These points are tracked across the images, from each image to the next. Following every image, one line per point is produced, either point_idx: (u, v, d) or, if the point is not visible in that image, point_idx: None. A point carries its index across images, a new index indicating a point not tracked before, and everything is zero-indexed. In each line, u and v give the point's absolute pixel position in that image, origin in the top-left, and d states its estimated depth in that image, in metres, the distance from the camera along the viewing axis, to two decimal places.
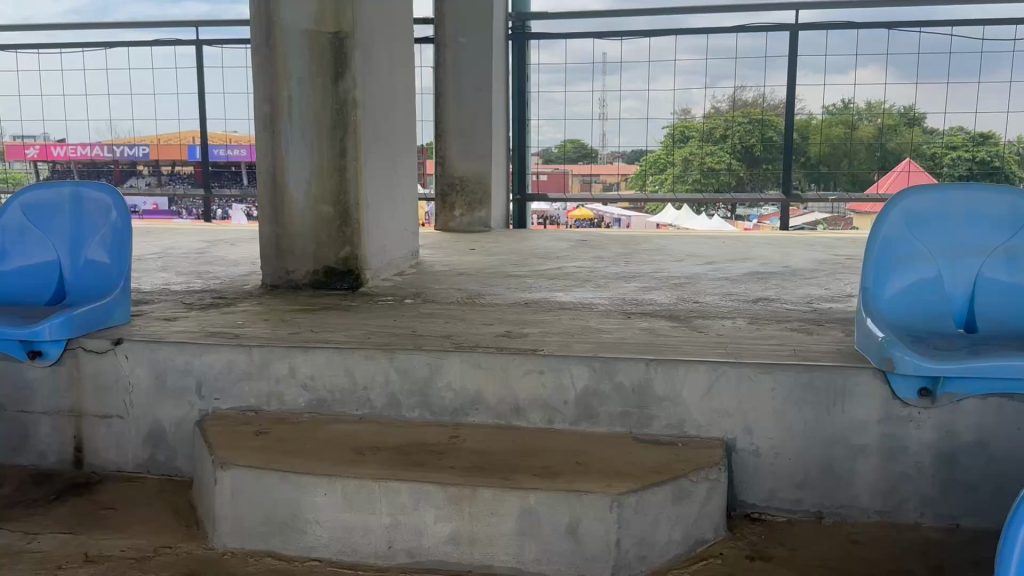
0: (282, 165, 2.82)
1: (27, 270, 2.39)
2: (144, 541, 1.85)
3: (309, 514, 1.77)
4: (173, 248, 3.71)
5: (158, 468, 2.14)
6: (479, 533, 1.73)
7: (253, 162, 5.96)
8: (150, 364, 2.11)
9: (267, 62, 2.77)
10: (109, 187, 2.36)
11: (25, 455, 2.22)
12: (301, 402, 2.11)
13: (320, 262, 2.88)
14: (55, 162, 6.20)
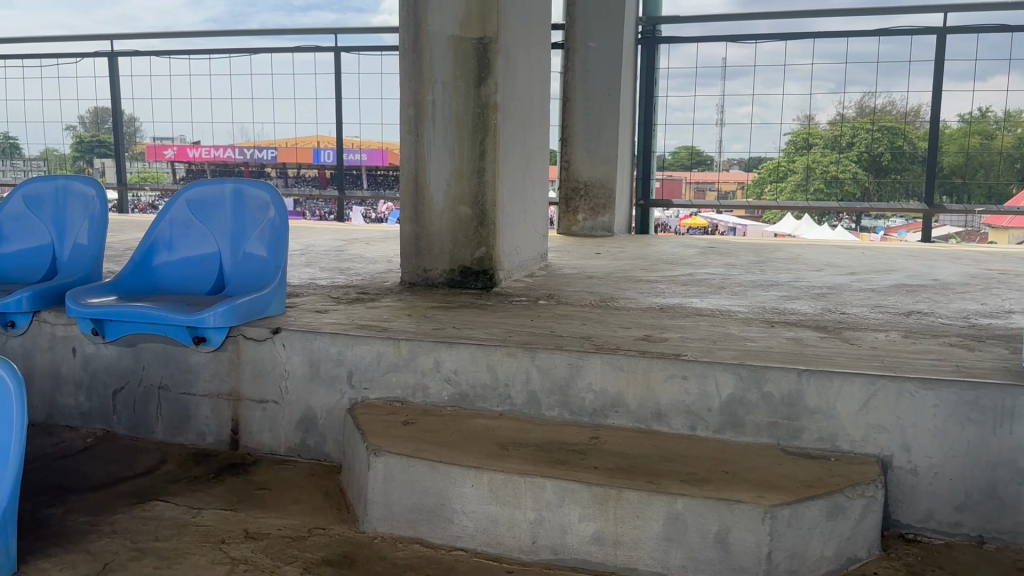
0: (424, 167, 2.90)
1: (189, 261, 2.53)
2: (299, 521, 1.88)
3: (456, 504, 1.77)
4: (314, 246, 3.88)
5: (307, 453, 2.24)
6: (625, 535, 1.68)
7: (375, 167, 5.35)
8: (305, 353, 2.20)
9: (414, 67, 2.86)
10: (268, 185, 2.48)
11: (185, 434, 2.35)
12: (444, 396, 2.13)
13: (456, 262, 2.93)
14: (190, 165, 5.60)
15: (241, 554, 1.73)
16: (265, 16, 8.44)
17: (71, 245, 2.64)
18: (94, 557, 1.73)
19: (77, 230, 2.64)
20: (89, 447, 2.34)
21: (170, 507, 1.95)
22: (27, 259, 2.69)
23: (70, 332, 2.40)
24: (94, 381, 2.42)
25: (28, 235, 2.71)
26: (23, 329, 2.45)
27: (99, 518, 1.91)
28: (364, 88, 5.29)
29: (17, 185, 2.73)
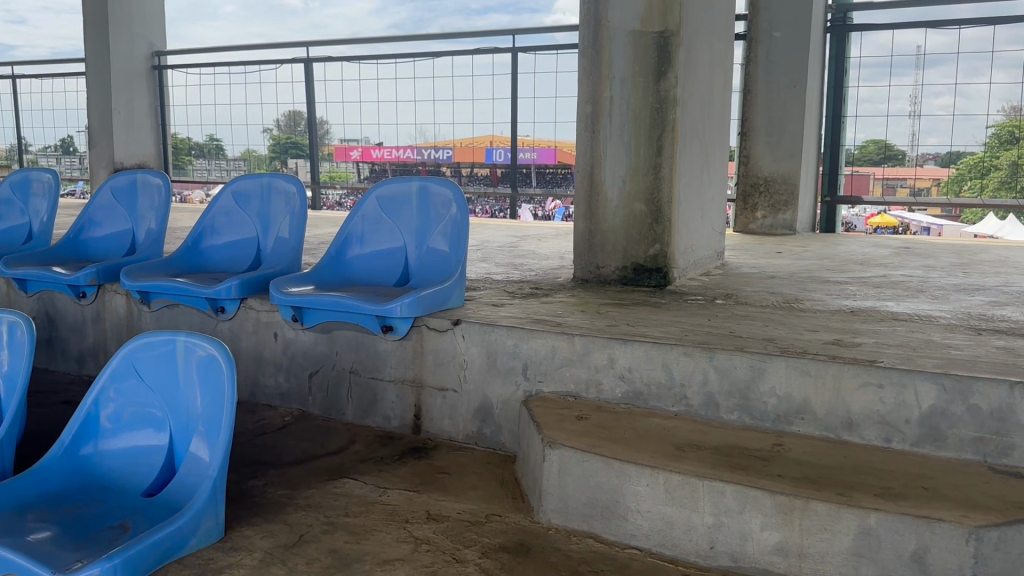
0: (599, 164, 2.89)
1: (377, 255, 2.67)
2: (476, 508, 1.94)
3: (632, 503, 1.76)
4: (489, 242, 3.97)
5: (484, 442, 2.30)
6: (810, 547, 1.60)
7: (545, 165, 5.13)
8: (483, 345, 2.25)
9: (593, 63, 2.85)
10: (451, 183, 2.57)
11: (372, 417, 2.48)
12: (618, 393, 2.11)
13: (629, 258, 2.90)
14: (373, 166, 5.58)
15: (423, 535, 1.81)
16: (444, 21, 8.72)
17: (273, 238, 2.85)
18: (292, 528, 1.86)
19: (279, 224, 2.84)
20: (287, 424, 2.52)
21: (358, 486, 2.07)
22: (234, 250, 2.93)
23: (272, 318, 2.60)
24: (292, 364, 2.60)
25: (235, 227, 2.93)
26: (232, 313, 2.66)
27: (296, 492, 2.05)
28: (545, 87, 5.06)
29: (226, 181, 2.95)
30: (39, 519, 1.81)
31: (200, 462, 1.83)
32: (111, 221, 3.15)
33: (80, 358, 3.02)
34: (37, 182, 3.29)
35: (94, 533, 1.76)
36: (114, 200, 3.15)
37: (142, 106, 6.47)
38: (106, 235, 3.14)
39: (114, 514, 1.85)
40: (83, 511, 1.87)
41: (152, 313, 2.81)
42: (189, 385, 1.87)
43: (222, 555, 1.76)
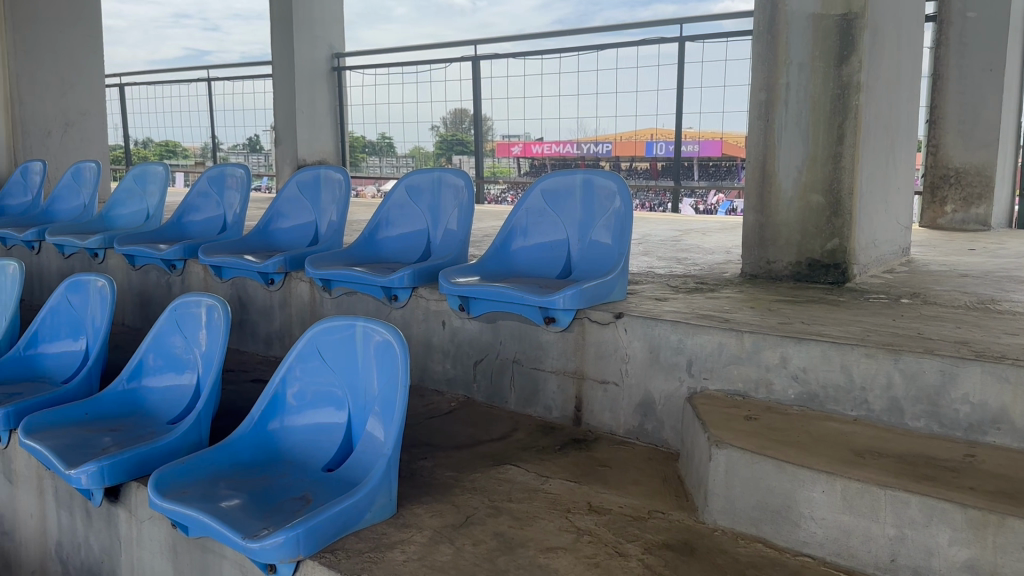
0: (773, 154, 2.78)
1: (542, 247, 2.70)
2: (639, 503, 1.92)
3: (804, 508, 1.69)
4: (652, 235, 3.93)
5: (646, 437, 2.27)
6: (1006, 567, 1.47)
7: (708, 158, 4.98)
8: (646, 339, 2.23)
9: (768, 49, 2.76)
10: (616, 176, 2.57)
11: (534, 407, 2.52)
12: (791, 394, 2.03)
13: (803, 253, 2.77)
14: (533, 161, 5.62)
15: (585, 525, 1.81)
16: (608, 15, 8.68)
17: (443, 230, 2.96)
18: (459, 509, 1.93)
19: (449, 216, 2.94)
20: (453, 409, 2.60)
21: (522, 473, 2.10)
22: (406, 241, 3.06)
23: (442, 307, 2.70)
24: (459, 351, 2.68)
25: (408, 220, 3.06)
26: (404, 301, 2.79)
27: (462, 475, 2.12)
28: (713, 77, 4.88)
29: (400, 176, 3.08)
30: (232, 486, 1.98)
31: (376, 441, 1.95)
32: (296, 213, 3.37)
33: (267, 340, 3.24)
34: (232, 177, 3.56)
35: (280, 502, 1.90)
36: (299, 194, 3.37)
37: (323, 106, 6.87)
38: (292, 226, 3.37)
39: (297, 485, 1.99)
40: (270, 480, 2.02)
41: (333, 300, 2.98)
42: (367, 368, 2.00)
43: (394, 531, 1.84)
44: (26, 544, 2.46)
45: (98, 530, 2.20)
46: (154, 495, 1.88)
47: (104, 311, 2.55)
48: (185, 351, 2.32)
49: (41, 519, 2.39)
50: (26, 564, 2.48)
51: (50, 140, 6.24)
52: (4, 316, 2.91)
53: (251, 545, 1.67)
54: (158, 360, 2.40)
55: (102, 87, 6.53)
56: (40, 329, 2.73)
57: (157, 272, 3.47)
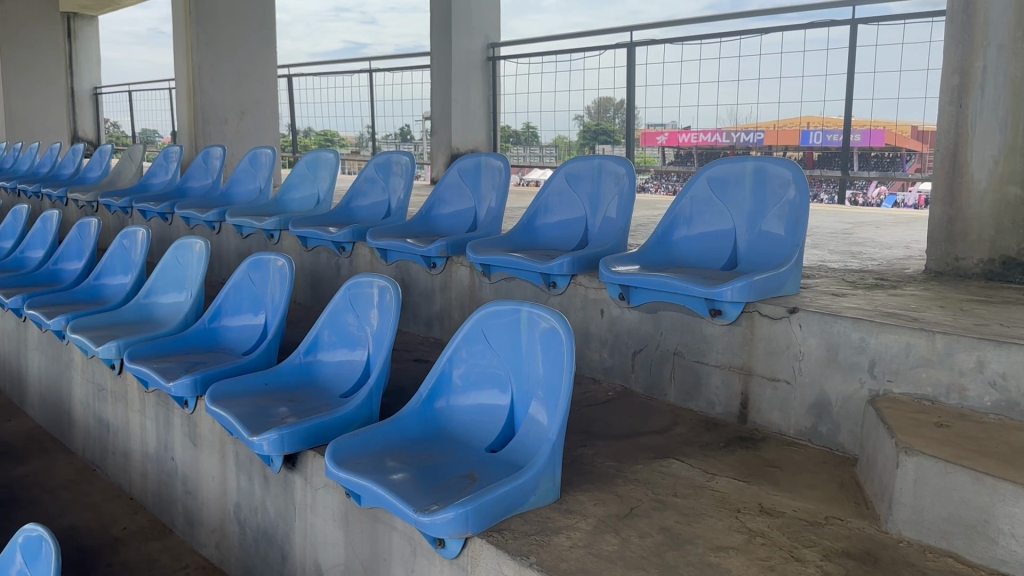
0: (966, 141, 2.59)
1: (706, 236, 2.63)
2: (815, 508, 1.83)
3: (1004, 525, 1.55)
4: (819, 228, 3.75)
5: (819, 439, 2.16)
6: None
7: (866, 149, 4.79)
8: (822, 336, 2.13)
9: (963, 30, 2.57)
10: (790, 163, 2.46)
11: (695, 401, 2.45)
12: (987, 402, 1.87)
13: (997, 251, 2.55)
14: (680, 150, 5.48)
15: (757, 527, 1.75)
16: None
17: (602, 218, 2.94)
18: (623, 500, 1.91)
19: (608, 204, 2.92)
20: (611, 399, 2.57)
21: (686, 468, 2.06)
22: (565, 228, 3.06)
23: (601, 295, 2.68)
24: (617, 341, 2.65)
25: (567, 207, 3.06)
26: (563, 288, 2.79)
27: (624, 465, 2.09)
28: (888, 62, 4.59)
29: (560, 164, 3.09)
30: (402, 460, 2.07)
31: (540, 426, 1.98)
32: (456, 199, 3.44)
33: (428, 322, 3.31)
34: (397, 164, 3.69)
35: (448, 479, 1.96)
36: (460, 180, 3.45)
37: (477, 95, 6.99)
38: (452, 212, 3.44)
39: (463, 464, 2.05)
40: (438, 457, 2.09)
41: (491, 285, 3.02)
42: (532, 353, 2.03)
43: (559, 516, 1.84)
44: (207, 504, 2.65)
45: (276, 494, 2.34)
46: (331, 464, 2.00)
47: (283, 288, 2.72)
48: (359, 329, 2.47)
49: (222, 482, 2.56)
50: (206, 523, 2.67)
51: (227, 128, 6.68)
52: (191, 291, 3.17)
53: (423, 519, 1.73)
54: (332, 336, 2.56)
55: (274, 78, 6.90)
56: (223, 303, 2.94)
57: (327, 254, 3.63)
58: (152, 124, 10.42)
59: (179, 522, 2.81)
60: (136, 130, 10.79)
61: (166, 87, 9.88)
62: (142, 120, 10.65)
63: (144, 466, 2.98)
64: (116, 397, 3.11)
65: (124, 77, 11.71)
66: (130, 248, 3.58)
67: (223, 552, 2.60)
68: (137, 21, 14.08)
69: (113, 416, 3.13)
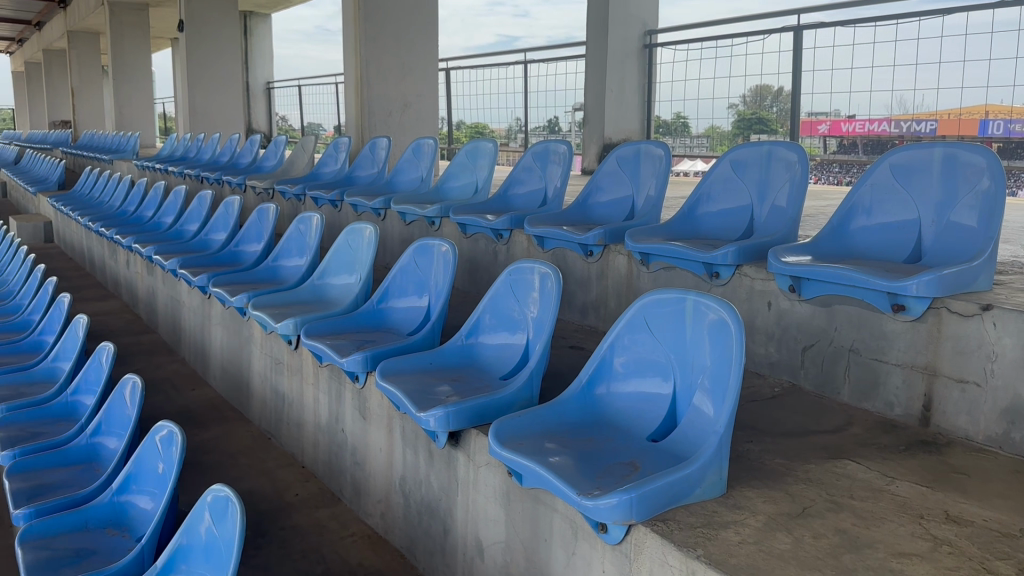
0: None
1: (886, 228, 2.53)
2: (1009, 519, 1.69)
3: None
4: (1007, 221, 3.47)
5: (1011, 447, 2.00)
6: None
7: None
8: (1020, 336, 1.97)
9: None
10: (985, 150, 2.30)
11: (872, 401, 2.32)
12: None
13: None
14: (842, 140, 5.24)
15: (943, 535, 1.64)
16: None
17: (769, 207, 2.87)
18: (794, 499, 1.84)
19: (776, 192, 2.85)
20: (778, 395, 2.48)
21: (862, 470, 1.96)
22: (728, 217, 3.01)
23: (768, 287, 2.59)
24: (786, 335, 2.56)
25: (731, 195, 3.02)
26: (727, 279, 2.72)
27: (794, 464, 2.02)
28: None
29: (725, 150, 3.05)
30: (563, 443, 2.09)
31: (704, 416, 1.95)
32: (613, 187, 3.44)
33: (583, 310, 3.30)
34: (555, 153, 3.71)
35: (610, 465, 1.96)
36: (618, 168, 3.44)
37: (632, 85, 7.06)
38: (610, 200, 3.44)
39: (625, 452, 2.04)
40: (598, 443, 2.09)
41: (650, 274, 2.98)
42: (699, 344, 2.00)
43: (726, 510, 1.80)
44: (374, 475, 2.80)
45: (439, 470, 2.47)
46: (494, 443, 2.05)
47: (446, 273, 2.88)
48: (518, 313, 2.57)
49: (389, 455, 2.72)
50: (372, 493, 2.82)
51: (391, 120, 6.96)
52: (361, 273, 3.35)
53: (587, 503, 1.74)
54: (492, 320, 2.67)
55: (434, 71, 7.07)
56: (390, 286, 3.13)
57: (485, 241, 3.70)
58: (317, 118, 11.01)
59: (347, 490, 2.98)
60: (302, 123, 11.43)
61: (331, 83, 10.41)
62: (309, 114, 11.26)
63: (315, 436, 3.18)
64: (290, 369, 3.32)
65: (293, 73, 12.44)
66: (305, 232, 3.81)
67: (388, 522, 2.74)
68: (303, 20, 14.95)
69: (287, 388, 3.35)
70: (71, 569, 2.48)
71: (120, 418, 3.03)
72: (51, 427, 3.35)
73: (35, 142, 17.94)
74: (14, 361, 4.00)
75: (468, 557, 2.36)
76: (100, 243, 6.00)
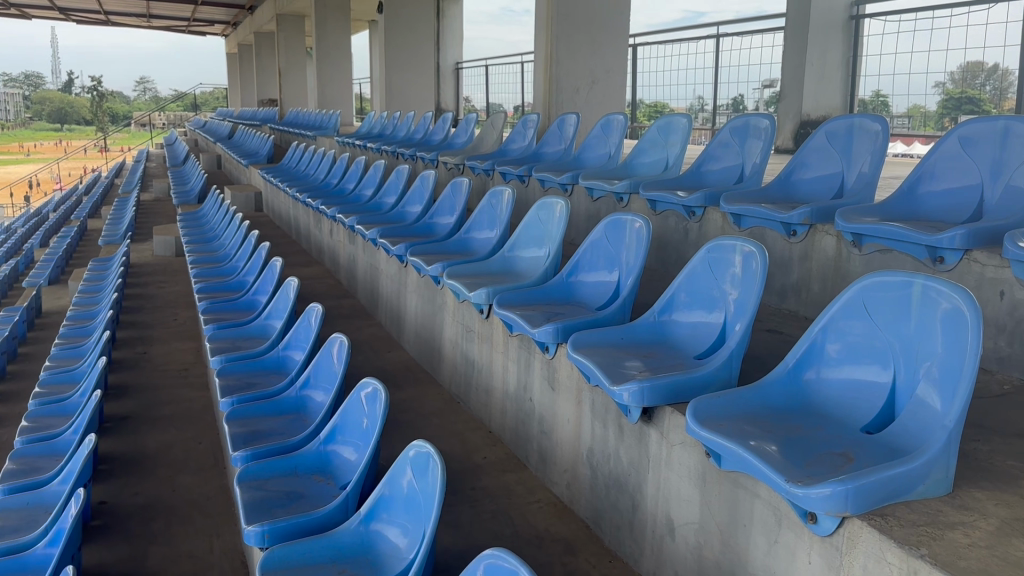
0: None
1: None
2: None
3: None
4: None
5: None
6: None
7: None
8: None
9: None
10: None
11: None
12: None
13: None
14: None
15: None
16: None
17: (1003, 186, 2.65)
18: None
19: (1012, 169, 2.62)
20: (1008, 393, 2.26)
21: None
22: (954, 198, 2.79)
23: (1002, 275, 2.38)
24: (1019, 329, 2.33)
25: (958, 173, 2.78)
26: (953, 265, 2.50)
27: None
28: None
29: (956, 124, 2.80)
30: (766, 427, 2.00)
31: (929, 409, 1.81)
32: (820, 163, 3.27)
33: (782, 292, 3.16)
34: (757, 128, 3.56)
35: (820, 454, 1.86)
36: (826, 143, 3.26)
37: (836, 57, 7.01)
38: (817, 176, 3.27)
39: (836, 441, 1.93)
40: (806, 430, 1.99)
41: (861, 256, 2.79)
42: (928, 333, 1.85)
43: (953, 510, 1.66)
44: (561, 445, 2.84)
45: (630, 445, 2.45)
46: (692, 422, 2.00)
47: (639, 250, 2.84)
48: (717, 291, 2.50)
49: (577, 426, 2.75)
50: (559, 463, 2.87)
51: (578, 96, 6.96)
52: (550, 248, 3.38)
53: (797, 491, 1.67)
54: (688, 297, 2.61)
55: (624, 43, 6.98)
56: (580, 260, 3.13)
57: (676, 218, 3.62)
58: (501, 97, 11.22)
59: (534, 458, 3.05)
60: (486, 103, 11.67)
61: (516, 62, 10.56)
62: (494, 94, 11.47)
63: (503, 404, 3.28)
64: (481, 338, 3.44)
65: (479, 53, 12.73)
66: (496, 205, 3.90)
67: (574, 492, 2.78)
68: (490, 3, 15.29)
69: (478, 355, 3.47)
70: (282, 509, 2.68)
71: (327, 374, 3.24)
72: (264, 379, 3.64)
73: (245, 120, 19.54)
74: (231, 317, 4.37)
75: (658, 535, 2.33)
76: (305, 213, 6.44)
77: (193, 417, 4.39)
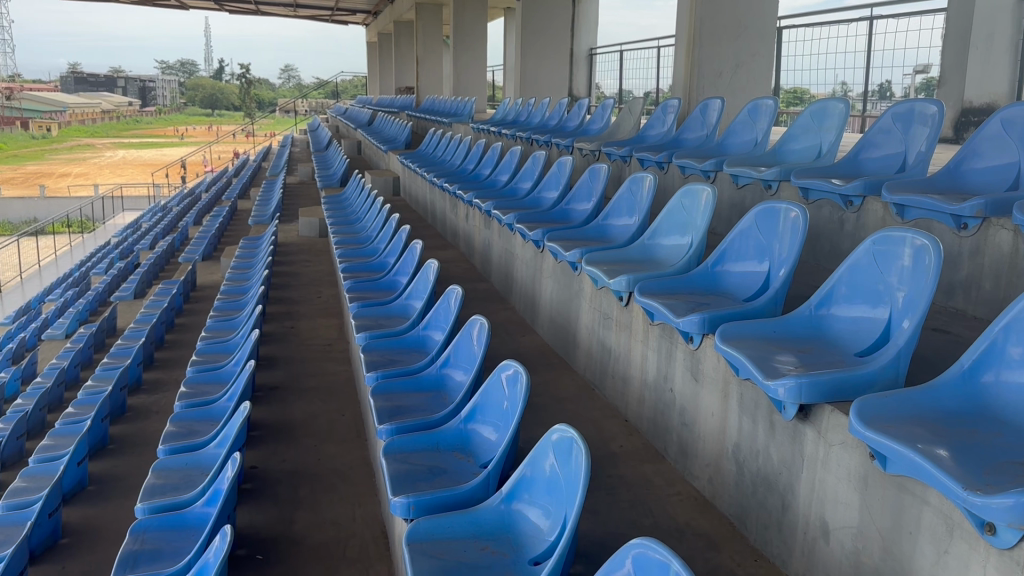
0: None
1: None
2: None
3: None
4: None
5: None
6: None
7: None
8: None
9: None
10: None
11: None
12: None
13: None
14: None
15: None
16: None
17: None
18: None
19: None
20: None
21: None
22: None
23: None
24: None
25: None
26: None
27: None
28: None
29: None
30: (938, 430, 1.88)
31: None
32: (995, 153, 3.07)
33: (949, 289, 2.98)
34: (923, 114, 3.37)
35: (1000, 462, 1.74)
36: (1003, 131, 3.06)
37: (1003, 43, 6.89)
38: (990, 167, 3.08)
39: (1018, 450, 1.80)
40: (982, 436, 1.87)
41: None
42: None
43: None
44: (704, 439, 2.79)
45: (781, 442, 2.38)
46: (856, 421, 1.90)
47: (794, 240, 2.74)
48: (883, 286, 2.38)
49: (722, 420, 2.69)
50: (701, 456, 2.82)
51: (720, 81, 6.78)
52: (694, 236, 3.31)
53: (976, 499, 1.56)
54: (848, 291, 2.51)
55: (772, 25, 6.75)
56: (728, 249, 3.06)
57: (830, 208, 3.48)
58: (634, 83, 11.09)
59: (672, 450, 3.01)
60: (619, 88, 11.58)
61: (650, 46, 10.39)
62: (627, 79, 11.34)
63: (641, 393, 3.25)
64: (620, 325, 3.42)
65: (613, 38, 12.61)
66: (637, 192, 3.86)
67: (717, 487, 2.73)
68: None
69: (616, 343, 3.45)
70: (426, 483, 2.75)
71: (467, 355, 3.31)
72: (405, 357, 3.76)
73: (382, 106, 20.20)
74: (373, 296, 4.53)
75: (810, 536, 2.26)
76: (442, 197, 6.59)
77: (336, 391, 4.58)
